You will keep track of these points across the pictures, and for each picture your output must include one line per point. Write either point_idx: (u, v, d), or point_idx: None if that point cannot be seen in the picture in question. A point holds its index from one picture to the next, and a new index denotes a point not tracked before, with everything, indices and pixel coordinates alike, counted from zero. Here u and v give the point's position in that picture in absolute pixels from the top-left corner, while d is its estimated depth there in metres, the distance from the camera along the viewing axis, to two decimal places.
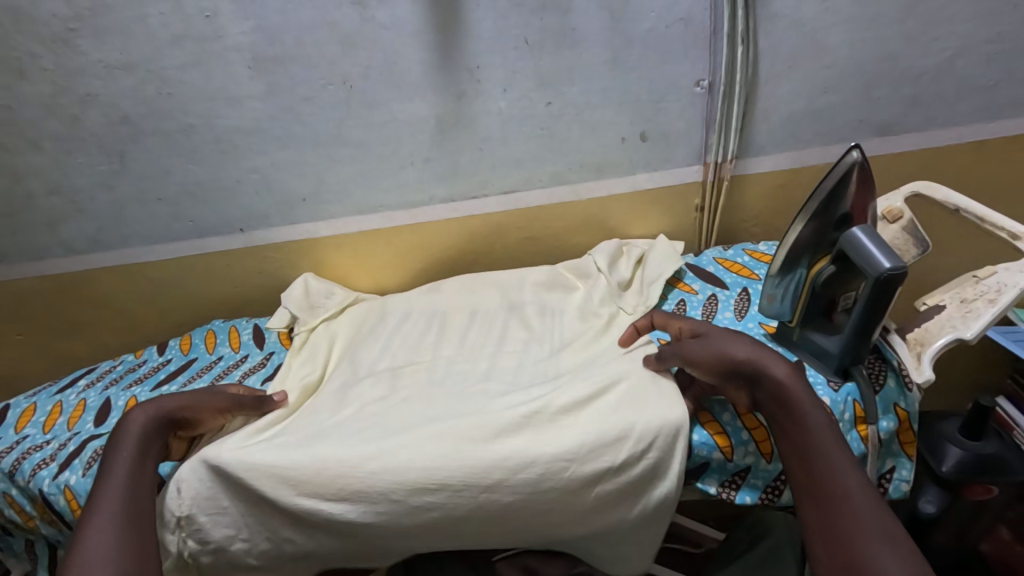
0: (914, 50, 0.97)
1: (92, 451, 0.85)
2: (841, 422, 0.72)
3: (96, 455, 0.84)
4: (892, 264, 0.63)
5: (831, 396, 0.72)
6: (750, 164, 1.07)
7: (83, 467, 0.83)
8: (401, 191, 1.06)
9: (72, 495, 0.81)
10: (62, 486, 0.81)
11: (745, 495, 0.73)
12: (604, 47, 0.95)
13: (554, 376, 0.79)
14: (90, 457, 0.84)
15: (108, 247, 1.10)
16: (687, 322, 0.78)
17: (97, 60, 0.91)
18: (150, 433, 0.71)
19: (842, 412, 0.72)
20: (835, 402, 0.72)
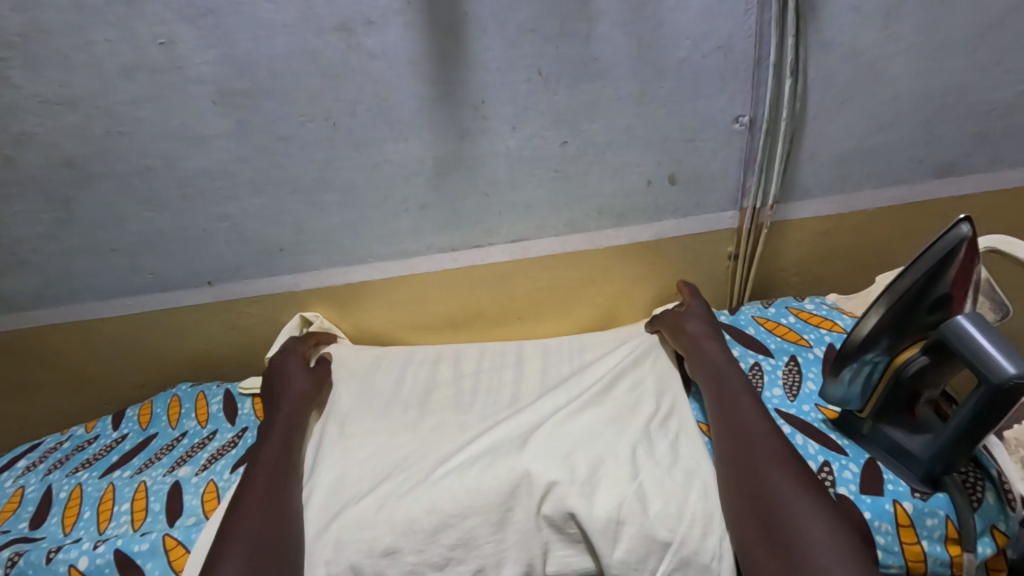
0: (984, 83, 0.85)
1: (15, 551, 0.72)
2: (927, 538, 0.60)
3: (20, 554, 0.71)
4: (1016, 369, 0.51)
5: (916, 503, 0.61)
6: (793, 209, 0.94)
7: (6, 566, 0.70)
8: (395, 240, 0.93)
9: None
10: None
11: None
12: (630, 79, 0.81)
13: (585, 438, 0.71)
14: (14, 555, 0.71)
15: (56, 303, 0.96)
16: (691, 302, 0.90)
17: (33, 94, 0.77)
18: (297, 403, 0.82)
19: (925, 521, 0.60)
20: (919, 509, 0.60)
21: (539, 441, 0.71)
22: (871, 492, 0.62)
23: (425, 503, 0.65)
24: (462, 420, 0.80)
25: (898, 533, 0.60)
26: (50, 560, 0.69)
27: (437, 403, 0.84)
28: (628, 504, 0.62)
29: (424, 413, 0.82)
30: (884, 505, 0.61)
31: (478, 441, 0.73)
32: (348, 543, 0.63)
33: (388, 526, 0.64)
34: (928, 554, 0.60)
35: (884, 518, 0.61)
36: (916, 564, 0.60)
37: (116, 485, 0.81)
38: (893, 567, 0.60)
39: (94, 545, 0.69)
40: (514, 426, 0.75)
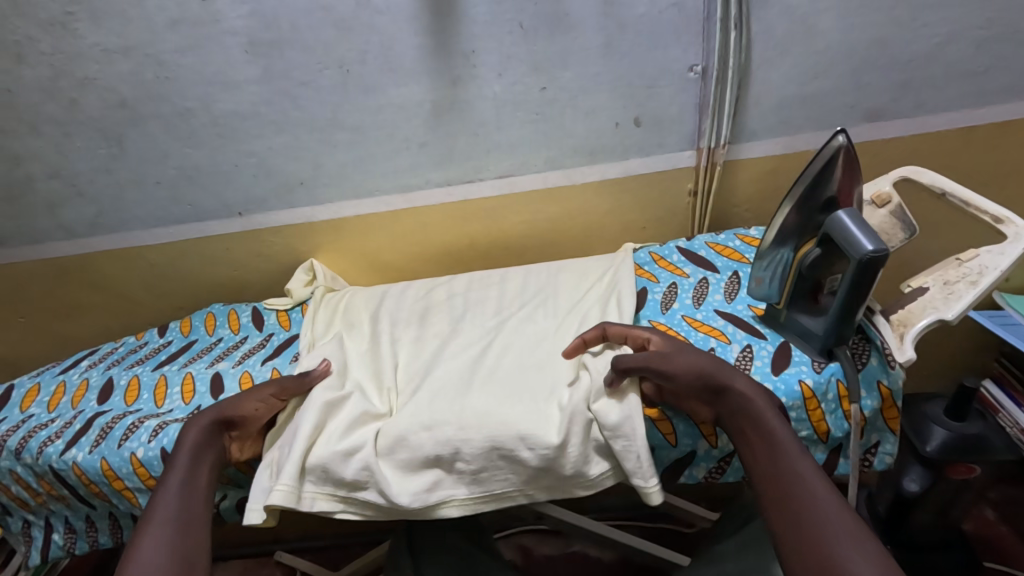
0: (903, 35, 0.98)
1: (98, 429, 0.85)
2: (825, 403, 0.73)
3: (104, 432, 0.84)
4: (874, 247, 0.63)
5: (815, 378, 0.73)
6: (742, 150, 1.08)
7: (91, 444, 0.82)
8: (397, 175, 1.08)
9: (82, 471, 0.81)
10: (70, 462, 0.81)
11: (729, 476, 0.78)
12: (597, 31, 0.95)
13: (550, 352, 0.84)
14: (99, 434, 0.84)
15: (108, 231, 1.12)
16: (653, 333, 0.74)
17: (95, 44, 0.92)
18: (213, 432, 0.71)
19: (826, 392, 0.73)
20: (819, 383, 0.73)
21: (521, 380, 0.79)
22: (782, 373, 0.75)
23: (423, 416, 0.74)
24: (458, 334, 0.93)
25: (804, 405, 0.73)
26: (121, 445, 0.80)
27: (434, 317, 0.99)
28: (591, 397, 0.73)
29: (428, 325, 0.97)
30: (793, 386, 0.73)
31: (471, 357, 0.86)
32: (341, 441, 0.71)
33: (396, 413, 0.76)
34: (827, 417, 0.73)
35: (793, 397, 0.73)
36: (818, 424, 0.73)
37: (167, 375, 0.96)
38: (802, 430, 0.74)
39: (149, 438, 0.80)
40: (499, 346, 0.88)
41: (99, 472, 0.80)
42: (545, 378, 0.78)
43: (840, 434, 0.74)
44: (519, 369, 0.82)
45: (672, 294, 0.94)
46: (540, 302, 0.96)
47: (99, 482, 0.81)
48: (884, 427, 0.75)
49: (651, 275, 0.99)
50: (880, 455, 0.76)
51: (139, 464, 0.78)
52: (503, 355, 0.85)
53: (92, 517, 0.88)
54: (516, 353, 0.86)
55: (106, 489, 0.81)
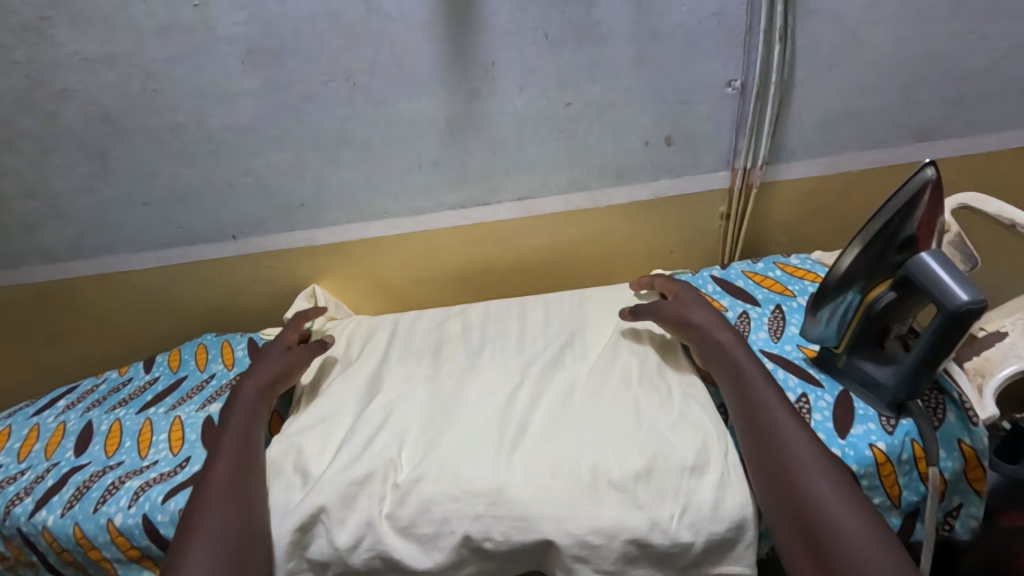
0: (959, 49, 0.91)
1: (73, 488, 0.77)
2: (900, 465, 0.65)
3: (80, 492, 0.76)
4: (969, 297, 0.56)
5: (888, 441, 0.65)
6: (781, 171, 1.00)
7: (64, 506, 0.75)
8: (407, 195, 0.99)
9: (53, 537, 0.73)
10: (40, 527, 0.74)
11: None
12: (629, 42, 0.87)
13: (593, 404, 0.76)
14: (74, 495, 0.76)
15: (90, 255, 1.02)
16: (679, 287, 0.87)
17: (75, 52, 0.83)
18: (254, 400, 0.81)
19: (900, 455, 0.65)
20: (892, 445, 0.65)
21: (558, 443, 0.71)
22: (849, 434, 0.67)
23: (455, 481, 0.68)
24: (480, 375, 0.84)
25: (878, 471, 0.65)
26: (97, 509, 0.73)
27: (449, 353, 0.90)
28: (655, 461, 0.68)
29: (442, 363, 0.88)
30: (864, 451, 0.65)
31: (499, 404, 0.78)
32: (339, 536, 0.66)
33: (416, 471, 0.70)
34: (902, 482, 0.66)
35: (865, 464, 0.65)
36: (892, 490, 0.66)
37: (153, 420, 0.87)
38: (876, 498, 0.66)
39: (128, 505, 0.72)
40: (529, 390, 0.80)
41: (72, 540, 0.72)
42: (590, 435, 0.72)
43: (915, 498, 0.66)
44: (554, 427, 0.74)
45: None
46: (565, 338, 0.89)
47: (73, 551, 0.73)
48: (968, 489, 0.66)
49: None
50: (965, 519, 0.68)
51: (117, 532, 0.71)
52: (540, 405, 0.77)
53: None
54: (551, 403, 0.77)
55: (81, 558, 0.74)
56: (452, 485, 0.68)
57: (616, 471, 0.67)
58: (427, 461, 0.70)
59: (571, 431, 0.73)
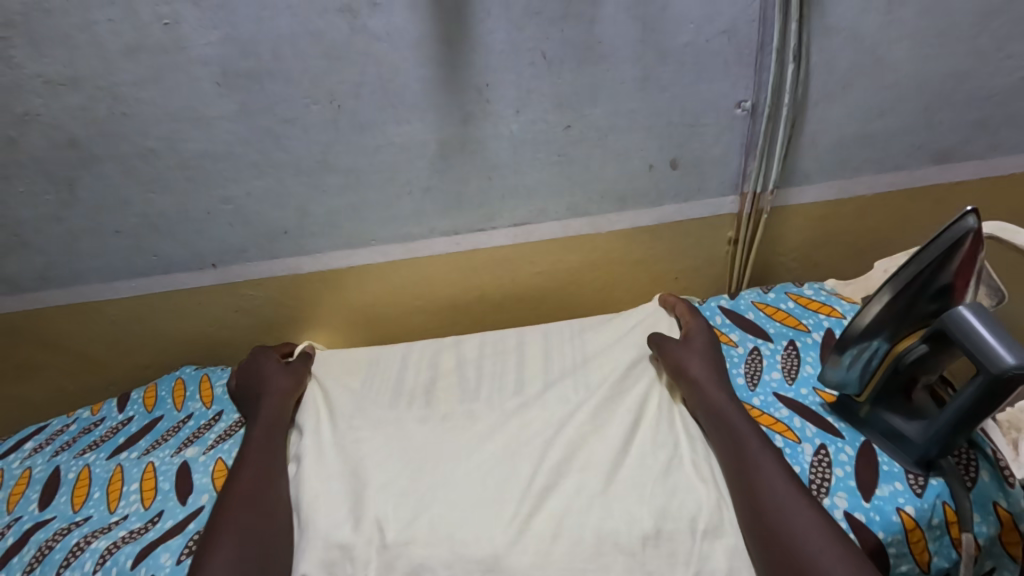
0: (984, 69, 0.85)
1: (35, 548, 0.73)
2: (931, 531, 0.60)
3: (41, 553, 0.72)
4: (1016, 361, 0.51)
5: (916, 505, 0.60)
6: (792, 194, 0.95)
7: (24, 569, 0.71)
8: (398, 222, 0.93)
9: None
10: None
11: None
12: (633, 62, 0.81)
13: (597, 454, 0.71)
14: (35, 555, 0.72)
15: (60, 284, 0.96)
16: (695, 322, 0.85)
17: (35, 74, 0.77)
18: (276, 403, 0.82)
19: (930, 520, 0.60)
20: (921, 510, 0.60)
21: (559, 500, 0.66)
22: (874, 496, 0.62)
23: (446, 545, 0.63)
24: (475, 419, 0.79)
25: (906, 537, 0.60)
26: (59, 573, 0.69)
27: (442, 393, 0.84)
28: (665, 522, 0.62)
29: (432, 404, 0.83)
30: (891, 516, 0.60)
31: (497, 456, 0.73)
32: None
33: (402, 532, 0.65)
34: (934, 549, 0.60)
35: (893, 530, 0.60)
36: (922, 558, 0.60)
37: (124, 466, 0.82)
38: (904, 566, 0.61)
39: (93, 569, 0.68)
40: (529, 438, 0.75)
41: None
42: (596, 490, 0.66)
43: (947, 564, 0.60)
44: (555, 483, 0.68)
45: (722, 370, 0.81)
46: (566, 378, 0.83)
47: None
48: (1005, 556, 0.61)
49: None
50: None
51: None
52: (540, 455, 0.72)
53: None
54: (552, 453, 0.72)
55: None
56: (444, 549, 0.63)
57: (620, 534, 0.62)
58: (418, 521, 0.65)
59: (573, 487, 0.67)
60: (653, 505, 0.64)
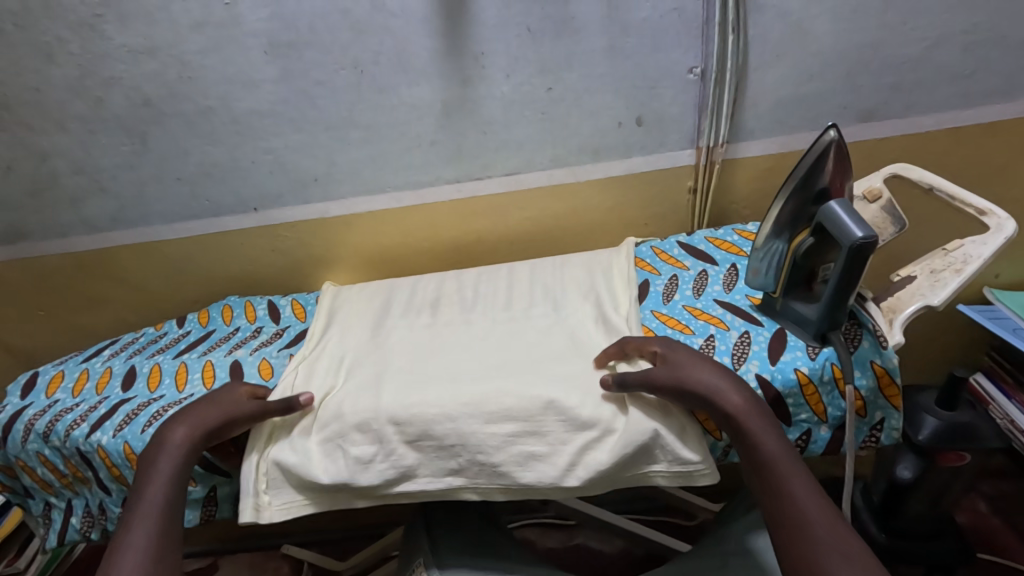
0: (893, 40, 1.03)
1: (123, 415, 0.89)
2: (822, 385, 0.77)
3: (128, 418, 0.88)
4: (863, 234, 0.69)
5: (810, 365, 0.77)
6: (740, 149, 1.13)
7: (115, 428, 0.87)
8: (408, 172, 1.12)
9: (106, 455, 0.85)
10: (96, 445, 0.86)
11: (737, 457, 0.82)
12: (601, 34, 1.00)
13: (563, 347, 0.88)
14: (123, 420, 0.88)
15: (129, 225, 1.16)
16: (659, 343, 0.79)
17: (122, 45, 0.96)
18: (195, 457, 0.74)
19: (821, 376, 0.77)
20: (814, 368, 0.77)
21: (538, 371, 0.83)
22: (779, 361, 0.79)
23: (447, 406, 0.79)
24: (470, 324, 0.97)
25: (801, 390, 0.77)
26: (145, 430, 0.85)
27: (445, 306, 1.03)
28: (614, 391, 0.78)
29: (436, 313, 1.01)
30: (790, 374, 0.77)
31: (483, 346, 0.91)
32: (353, 451, 0.79)
33: (412, 395, 0.81)
34: (825, 399, 0.78)
35: (790, 385, 0.77)
36: (817, 407, 0.78)
37: (188, 362, 1.00)
38: (802, 414, 0.78)
39: None
40: (512, 334, 0.93)
41: (122, 455, 0.84)
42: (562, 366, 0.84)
43: (839, 412, 0.78)
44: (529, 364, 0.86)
45: (673, 286, 0.98)
46: (542, 294, 1.02)
47: (121, 466, 0.84)
48: (886, 403, 0.78)
49: (654, 268, 1.03)
50: (889, 430, 0.79)
51: None
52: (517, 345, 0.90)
53: (103, 504, 0.89)
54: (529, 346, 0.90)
55: (126, 473, 0.85)
56: (448, 406, 0.79)
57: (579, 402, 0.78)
58: (426, 392, 0.82)
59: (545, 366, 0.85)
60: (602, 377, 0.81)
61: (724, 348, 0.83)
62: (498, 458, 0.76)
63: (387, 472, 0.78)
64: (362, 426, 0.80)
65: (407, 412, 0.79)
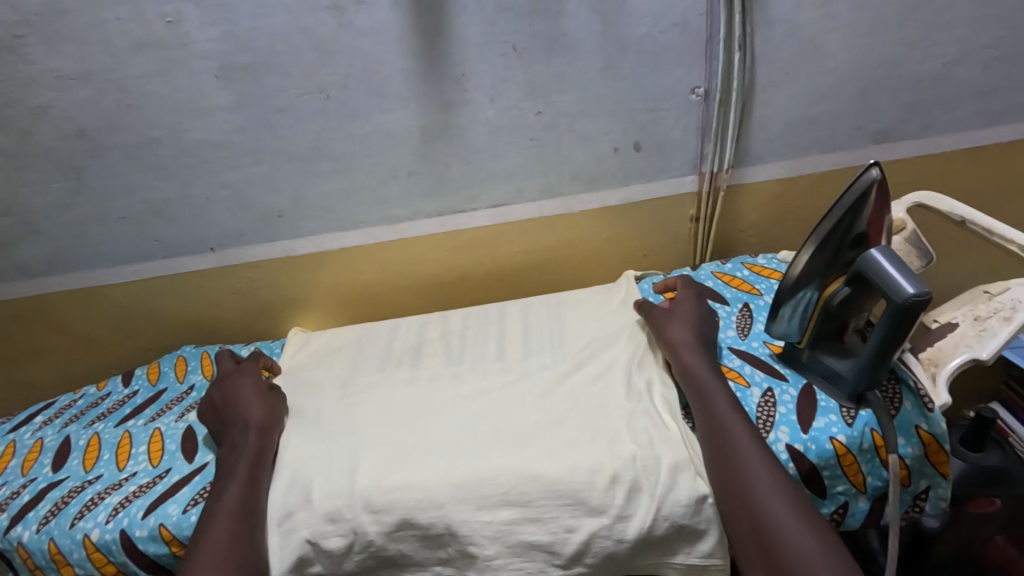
0: (912, 56, 0.95)
1: (50, 503, 0.76)
2: (862, 455, 0.68)
3: (55, 508, 0.75)
4: (915, 290, 0.59)
5: (848, 433, 0.68)
6: (746, 174, 1.04)
7: (39, 521, 0.74)
8: (384, 206, 1.01)
9: (28, 554, 0.73)
10: (15, 542, 0.73)
11: None
12: (596, 53, 0.90)
13: (568, 411, 0.77)
14: (49, 510, 0.75)
15: (67, 270, 1.03)
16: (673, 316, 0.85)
17: (49, 69, 0.84)
18: (265, 414, 0.77)
19: (861, 445, 0.68)
20: (852, 437, 0.68)
21: (539, 444, 0.72)
22: (812, 428, 0.69)
23: (438, 488, 0.68)
24: (457, 383, 0.85)
25: (838, 461, 0.68)
26: (73, 524, 0.72)
27: (428, 358, 0.91)
28: (628, 464, 0.68)
29: (417, 365, 0.90)
30: (825, 444, 0.68)
31: (472, 407, 0.80)
32: (327, 542, 0.67)
33: (392, 475, 0.70)
34: (865, 470, 0.68)
35: (826, 456, 0.68)
36: (856, 480, 0.68)
37: (132, 432, 0.86)
38: (839, 487, 0.69)
39: (107, 520, 0.71)
40: (506, 394, 0.82)
41: (47, 555, 0.71)
42: (566, 436, 0.73)
43: (880, 483, 0.69)
44: (529, 429, 0.75)
45: None
46: (539, 344, 0.90)
47: (44, 567, 0.72)
48: (935, 473, 0.69)
49: None
50: (935, 501, 0.70)
51: (92, 548, 0.70)
52: (512, 407, 0.79)
53: None
54: (529, 409, 0.78)
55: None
56: (437, 489, 0.68)
57: (590, 481, 0.67)
58: (409, 473, 0.70)
59: (546, 433, 0.73)
60: (616, 448, 0.70)
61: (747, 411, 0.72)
62: (492, 552, 0.66)
63: (368, 562, 0.67)
64: (336, 516, 0.67)
65: (387, 497, 0.68)
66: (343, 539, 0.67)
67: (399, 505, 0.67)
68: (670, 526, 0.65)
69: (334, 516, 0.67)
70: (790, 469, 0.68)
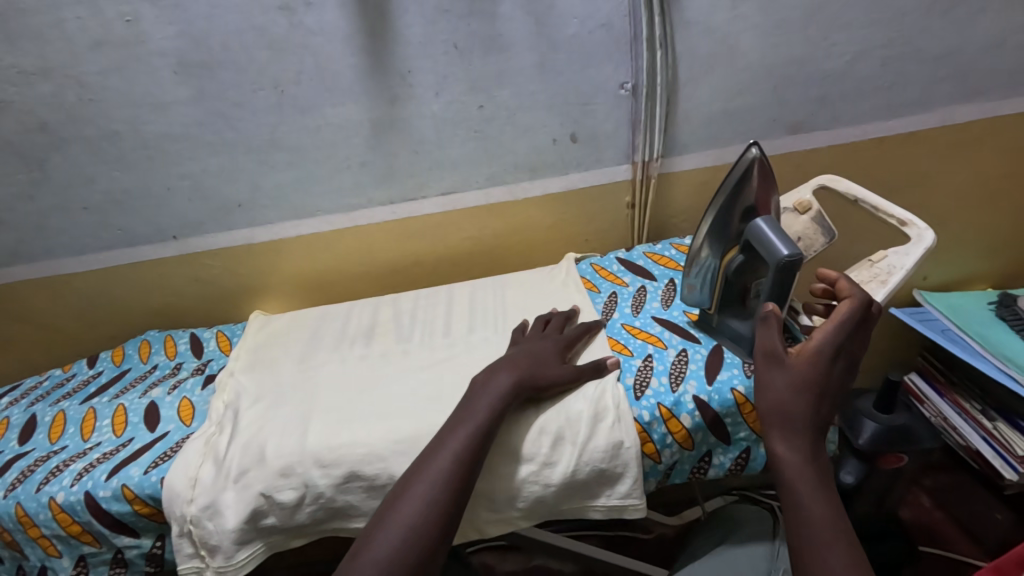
0: (816, 55, 1.05)
1: (17, 472, 0.81)
2: None
3: (22, 476, 0.80)
4: (789, 251, 0.69)
5: (746, 383, 0.77)
6: (675, 163, 1.13)
7: (6, 488, 0.78)
8: (338, 195, 1.07)
9: None
10: None
11: (676, 478, 0.80)
12: (532, 51, 0.98)
13: None
14: (16, 478, 0.80)
15: (30, 259, 1.07)
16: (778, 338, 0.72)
17: (10, 66, 0.89)
18: (534, 363, 0.77)
19: None
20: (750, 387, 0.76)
21: None
22: (716, 380, 0.77)
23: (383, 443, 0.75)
24: (406, 357, 0.92)
25: (739, 409, 0.76)
26: (39, 488, 0.77)
27: (381, 335, 0.98)
28: (552, 418, 0.75)
29: (370, 341, 0.97)
30: (727, 394, 0.76)
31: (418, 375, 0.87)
32: (280, 496, 0.72)
33: (340, 434, 0.76)
34: None
35: (727, 405, 0.76)
36: (756, 426, 0.77)
37: (96, 408, 0.91)
38: (741, 433, 0.78)
39: (72, 483, 0.77)
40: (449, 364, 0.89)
41: (14, 518, 0.76)
42: None
43: None
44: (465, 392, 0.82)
45: (613, 304, 0.96)
46: (482, 320, 0.98)
47: (12, 530, 0.77)
48: None
49: (595, 286, 1.01)
50: None
51: (59, 509, 0.75)
52: (454, 374, 0.86)
53: None
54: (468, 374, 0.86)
55: (19, 538, 0.77)
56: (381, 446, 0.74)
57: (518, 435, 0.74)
58: (356, 434, 0.76)
59: None
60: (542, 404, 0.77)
61: (661, 368, 0.80)
62: None
63: (318, 512, 0.74)
64: (290, 472, 0.73)
65: (336, 453, 0.74)
66: (296, 493, 0.73)
67: (348, 460, 0.73)
68: (589, 471, 0.73)
69: (287, 472, 0.73)
70: (696, 417, 0.76)
